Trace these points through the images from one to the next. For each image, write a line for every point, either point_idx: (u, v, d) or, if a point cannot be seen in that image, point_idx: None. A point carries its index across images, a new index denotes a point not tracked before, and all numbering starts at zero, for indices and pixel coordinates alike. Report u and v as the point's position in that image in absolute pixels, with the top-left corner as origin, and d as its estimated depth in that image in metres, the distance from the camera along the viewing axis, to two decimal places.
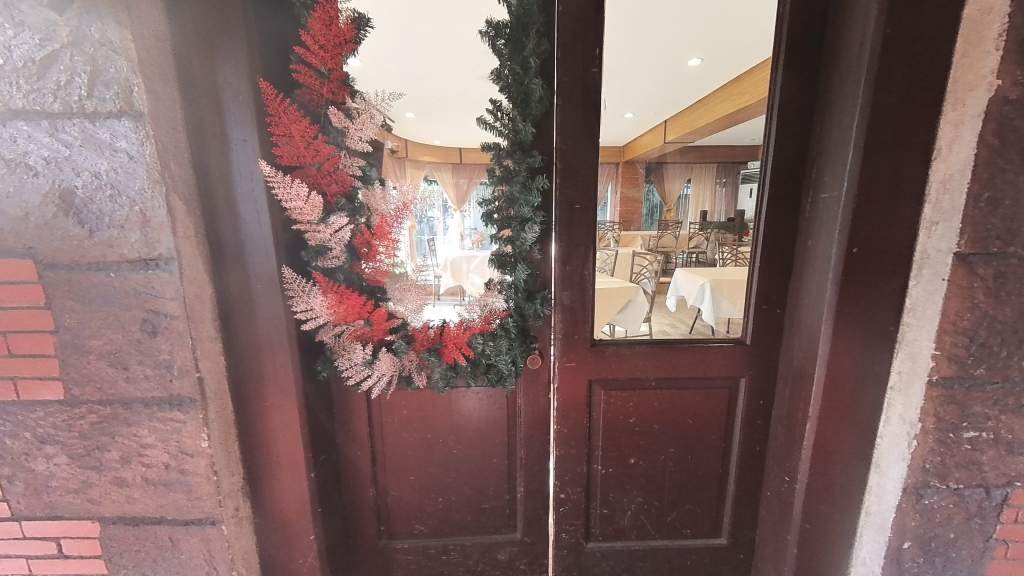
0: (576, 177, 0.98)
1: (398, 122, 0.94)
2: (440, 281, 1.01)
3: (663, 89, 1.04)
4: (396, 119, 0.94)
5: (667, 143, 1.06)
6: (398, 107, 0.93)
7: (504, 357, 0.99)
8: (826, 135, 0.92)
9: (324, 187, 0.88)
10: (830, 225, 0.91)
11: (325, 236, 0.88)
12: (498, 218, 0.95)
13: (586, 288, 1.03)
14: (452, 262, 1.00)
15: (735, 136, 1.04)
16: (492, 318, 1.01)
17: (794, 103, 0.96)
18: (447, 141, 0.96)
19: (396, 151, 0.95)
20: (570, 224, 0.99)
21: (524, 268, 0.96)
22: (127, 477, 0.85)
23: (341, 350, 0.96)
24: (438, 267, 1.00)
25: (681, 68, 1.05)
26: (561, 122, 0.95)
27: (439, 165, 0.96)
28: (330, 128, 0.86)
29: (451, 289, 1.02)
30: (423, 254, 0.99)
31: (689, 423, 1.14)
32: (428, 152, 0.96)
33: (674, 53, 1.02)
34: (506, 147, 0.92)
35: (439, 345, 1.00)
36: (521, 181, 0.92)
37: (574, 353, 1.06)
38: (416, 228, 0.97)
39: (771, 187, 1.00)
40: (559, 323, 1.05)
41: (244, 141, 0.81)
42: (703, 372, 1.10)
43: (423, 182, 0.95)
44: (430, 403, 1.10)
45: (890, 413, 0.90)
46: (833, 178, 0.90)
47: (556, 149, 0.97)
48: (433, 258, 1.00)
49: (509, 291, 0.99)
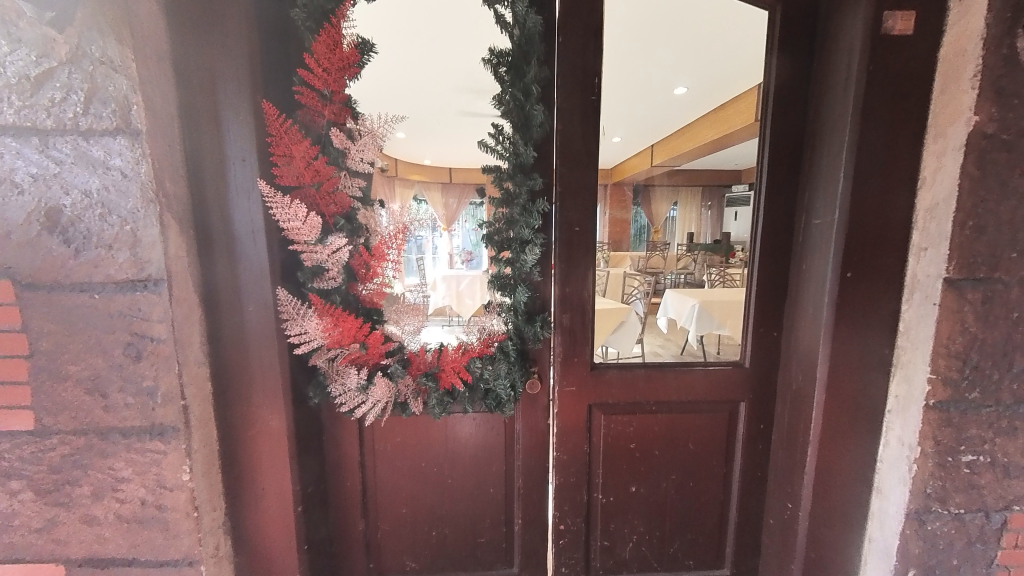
0: (577, 200, 0.99)
1: (389, 141, 0.91)
2: (429, 300, 0.99)
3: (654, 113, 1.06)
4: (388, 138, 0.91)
5: (655, 166, 1.08)
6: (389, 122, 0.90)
7: (503, 381, 0.97)
8: (815, 162, 0.96)
9: (323, 208, 0.87)
10: (824, 247, 0.93)
11: (322, 256, 0.86)
12: (497, 239, 0.95)
13: (586, 309, 1.02)
14: (444, 280, 0.99)
15: (724, 158, 1.05)
16: (491, 341, 0.99)
17: (784, 131, 0.99)
18: (437, 161, 0.97)
19: (385, 170, 0.93)
20: (571, 245, 1.00)
21: (524, 290, 0.95)
22: (98, 514, 0.79)
23: (334, 375, 0.92)
24: (424, 286, 0.98)
25: (666, 95, 1.07)
26: (561, 147, 0.97)
27: (429, 184, 0.96)
28: (330, 149, 0.86)
29: (439, 308, 1.00)
30: (416, 276, 0.98)
31: (691, 449, 1.11)
32: (418, 170, 0.96)
33: (659, 78, 1.04)
34: (506, 169, 0.93)
35: (436, 369, 0.98)
36: (522, 204, 0.92)
37: (573, 376, 1.05)
38: (405, 248, 0.95)
39: (766, 210, 1.02)
40: (558, 345, 1.03)
41: (243, 160, 0.80)
42: (704, 395, 1.09)
43: (412, 201, 0.94)
44: (425, 429, 1.05)
45: (889, 436, 0.92)
46: (825, 204, 0.93)
47: (556, 173, 0.98)
48: (422, 278, 0.98)
49: (509, 312, 0.98)
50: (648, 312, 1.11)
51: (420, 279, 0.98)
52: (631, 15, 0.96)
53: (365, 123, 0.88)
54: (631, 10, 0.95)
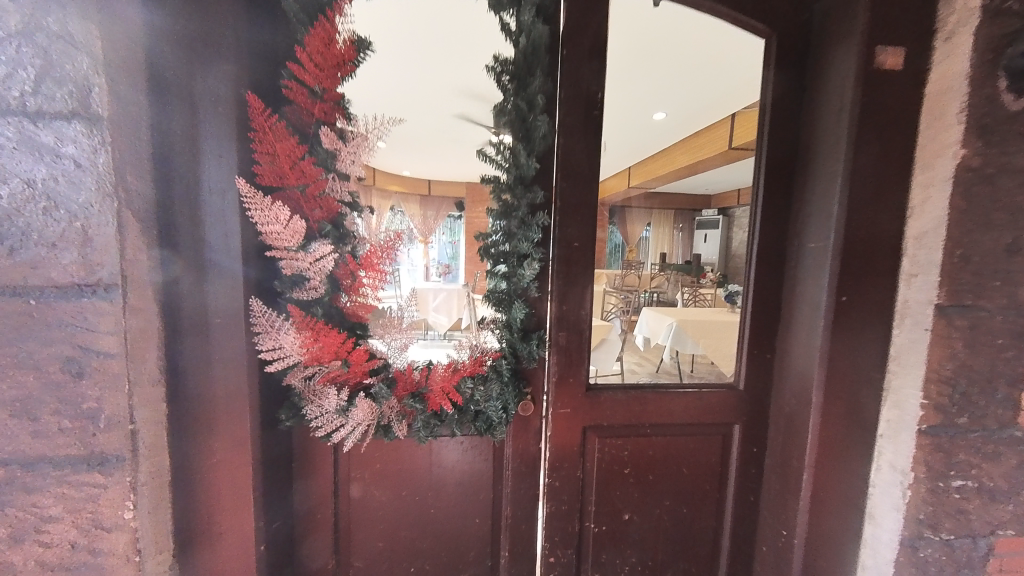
0: (576, 216, 0.96)
1: (371, 147, 0.84)
2: (400, 310, 0.90)
3: (636, 134, 1.03)
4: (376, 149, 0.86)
5: (632, 188, 1.04)
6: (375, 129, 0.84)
7: (495, 402, 0.91)
8: (807, 188, 0.98)
9: (307, 211, 0.80)
10: (818, 271, 0.94)
11: (304, 264, 0.79)
12: (496, 253, 0.91)
13: (583, 329, 0.99)
14: (417, 293, 0.91)
15: (693, 184, 1.12)
16: (484, 359, 0.94)
17: (778, 157, 1.02)
18: (417, 173, 0.92)
19: (363, 179, 0.86)
20: (569, 261, 0.97)
21: (520, 307, 0.90)
22: (14, 563, 0.66)
23: (310, 396, 0.82)
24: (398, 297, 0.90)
25: (646, 117, 1.04)
26: (562, 160, 0.94)
27: (407, 196, 0.90)
28: (317, 149, 0.79)
29: (416, 322, 0.92)
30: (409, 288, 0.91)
31: (684, 473, 1.07)
32: (396, 182, 0.90)
33: (642, 99, 1.02)
34: (506, 181, 0.89)
35: (425, 390, 0.90)
36: (521, 217, 0.88)
37: (567, 398, 1.00)
38: (393, 263, 0.88)
39: (760, 234, 1.03)
40: (553, 364, 0.99)
41: (219, 156, 0.73)
42: (698, 418, 1.05)
43: (388, 212, 0.88)
44: (407, 454, 0.97)
45: (881, 461, 0.90)
46: (818, 229, 0.95)
47: (556, 186, 0.95)
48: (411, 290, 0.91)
49: (503, 330, 0.93)
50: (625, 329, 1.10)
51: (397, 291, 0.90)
52: (633, 34, 0.97)
53: (353, 133, 0.82)
54: (633, 31, 0.97)
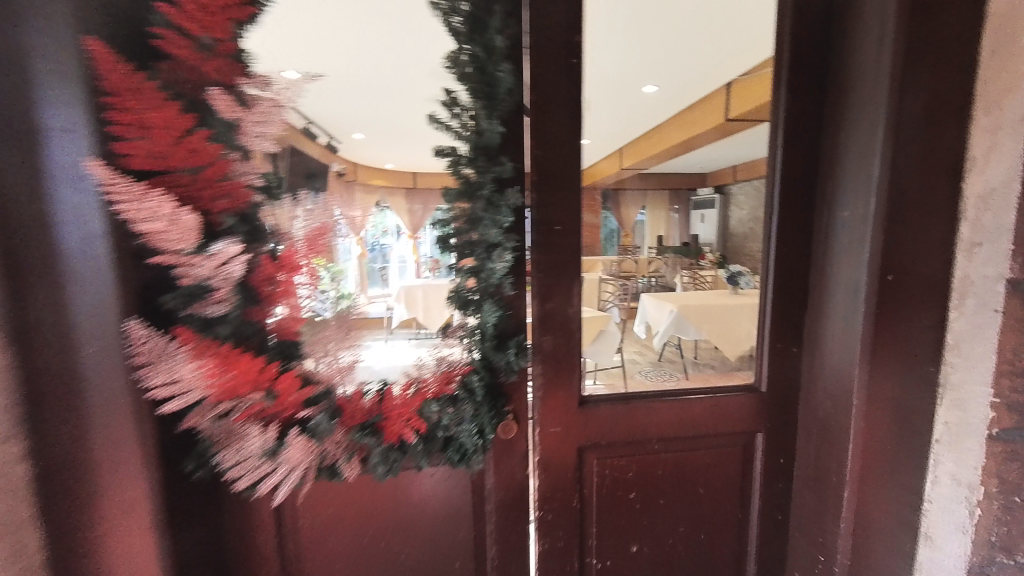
0: (557, 193, 0.78)
1: (345, 144, 0.71)
2: (391, 314, 0.78)
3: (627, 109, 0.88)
4: (341, 139, 0.71)
5: (626, 169, 0.86)
6: (346, 122, 0.72)
7: (467, 427, 0.74)
8: (839, 144, 0.80)
9: (207, 202, 0.61)
10: (856, 246, 0.75)
11: (205, 269, 0.61)
12: (457, 243, 0.72)
13: (572, 331, 0.81)
14: (406, 293, 0.77)
15: (690, 161, 0.94)
16: (452, 376, 0.76)
17: (802, 110, 0.83)
18: (405, 165, 0.74)
19: (343, 174, 0.71)
20: (552, 249, 0.79)
21: (491, 307, 0.74)
22: None
23: (226, 438, 0.65)
24: (388, 298, 0.77)
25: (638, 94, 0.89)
26: (534, 124, 0.76)
27: (393, 190, 0.74)
28: (213, 119, 0.60)
29: (405, 320, 0.78)
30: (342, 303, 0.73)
31: (700, 493, 0.90)
32: (381, 175, 0.73)
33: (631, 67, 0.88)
34: (466, 152, 0.70)
35: (378, 419, 0.72)
36: (487, 197, 0.70)
37: (556, 414, 0.83)
38: (367, 255, 0.74)
39: (780, 205, 0.84)
40: (538, 375, 0.82)
41: (65, 131, 0.53)
42: (712, 427, 0.88)
43: (373, 209, 0.73)
44: (367, 493, 0.80)
45: (937, 472, 0.74)
46: (854, 194, 0.76)
47: (531, 157, 0.77)
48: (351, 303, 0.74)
49: (472, 337, 0.76)
50: (625, 317, 0.90)
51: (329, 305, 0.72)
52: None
53: (319, 131, 0.69)
54: None
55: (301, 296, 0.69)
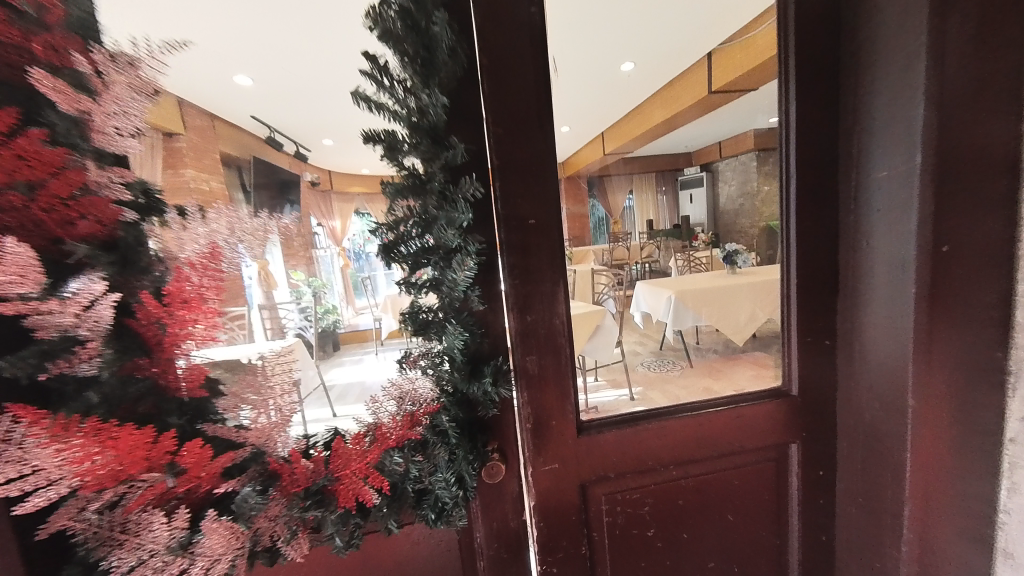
0: (525, 178, 0.63)
1: (314, 151, 0.61)
2: (380, 325, 0.64)
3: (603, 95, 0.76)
4: (311, 147, 0.60)
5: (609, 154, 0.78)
6: (314, 127, 0.60)
7: (442, 477, 0.58)
8: (867, 91, 0.63)
9: (58, 229, 0.46)
10: (903, 212, 0.60)
11: (65, 317, 0.44)
12: (408, 252, 0.57)
13: (561, 346, 0.67)
14: (391, 300, 0.62)
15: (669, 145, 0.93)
16: (417, 418, 0.62)
17: (816, 50, 0.65)
18: (379, 172, 0.59)
19: (317, 184, 0.61)
20: (527, 248, 0.64)
21: (456, 330, 0.58)
22: None
23: (118, 536, 0.49)
24: (376, 309, 0.63)
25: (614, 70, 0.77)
26: (491, 94, 0.60)
27: (374, 194, 0.60)
28: (47, 112, 0.44)
29: (395, 331, 0.63)
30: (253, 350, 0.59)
31: (730, 521, 0.75)
32: (359, 181, 0.61)
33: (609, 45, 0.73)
34: (406, 135, 0.55)
35: (327, 480, 0.58)
36: (439, 189, 0.56)
37: (552, 448, 0.68)
38: (351, 265, 0.62)
39: (800, 172, 0.68)
40: (526, 404, 0.67)
41: None
42: (738, 443, 0.73)
43: (353, 218, 0.61)
44: (330, 563, 0.66)
45: (1017, 479, 0.60)
46: (890, 149, 0.61)
47: (490, 136, 0.61)
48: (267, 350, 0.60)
49: (439, 369, 0.60)
50: (621, 308, 0.79)
51: (237, 350, 0.58)
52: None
53: (284, 139, 0.60)
54: None
55: (281, 311, 0.61)
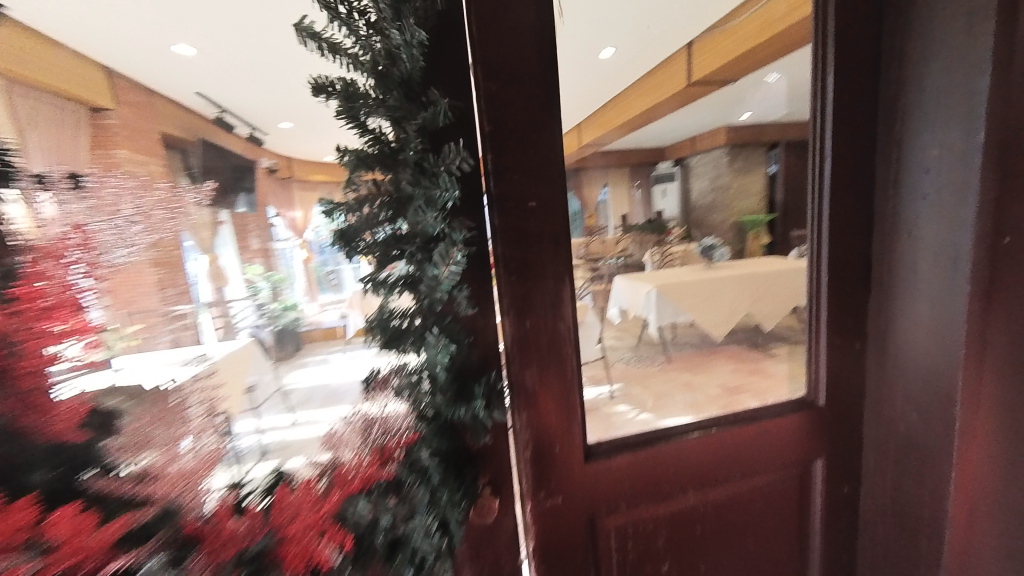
0: (522, 150, 0.50)
1: (271, 136, 0.50)
2: (347, 323, 0.53)
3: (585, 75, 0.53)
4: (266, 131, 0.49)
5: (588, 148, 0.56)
6: (270, 104, 0.49)
7: (420, 526, 0.45)
8: (916, 58, 0.54)
9: None
10: (958, 197, 0.52)
11: None
12: (375, 241, 0.44)
13: (566, 356, 0.55)
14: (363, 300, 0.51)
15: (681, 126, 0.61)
16: (390, 453, 0.48)
17: (856, 5, 0.56)
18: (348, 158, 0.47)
19: (274, 172, 0.50)
20: (525, 236, 0.52)
21: (439, 342, 0.45)
22: None
23: None
24: (341, 305, 0.52)
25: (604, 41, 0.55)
26: (479, 40, 0.48)
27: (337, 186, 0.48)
28: None
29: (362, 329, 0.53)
30: (196, 352, 0.47)
31: (750, 548, 0.67)
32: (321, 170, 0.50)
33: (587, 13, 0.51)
34: (371, 87, 0.42)
35: (267, 540, 0.41)
36: (416, 159, 0.43)
37: (554, 478, 0.57)
38: (315, 258, 0.51)
39: (836, 152, 0.59)
40: (523, 426, 0.55)
41: None
42: (761, 461, 0.65)
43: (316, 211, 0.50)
44: None
45: None
46: (942, 125, 0.53)
47: (477, 94, 0.49)
48: (208, 356, 0.48)
49: (415, 391, 0.48)
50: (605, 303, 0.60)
51: (145, 361, 0.44)
52: None
53: (235, 120, 0.48)
54: None
55: (233, 309, 0.49)
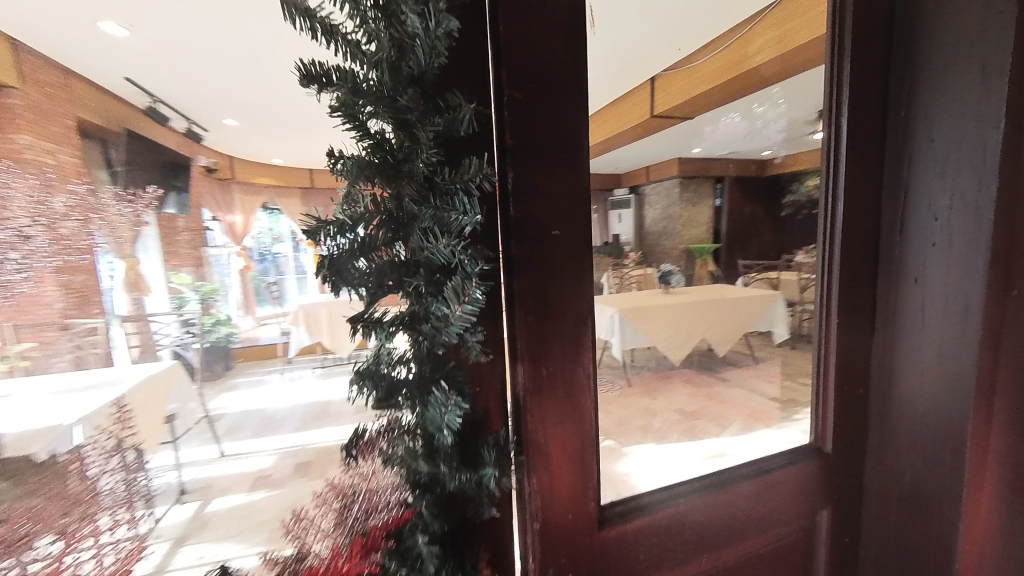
0: (546, 170, 0.44)
1: (212, 131, 0.49)
2: (288, 340, 0.62)
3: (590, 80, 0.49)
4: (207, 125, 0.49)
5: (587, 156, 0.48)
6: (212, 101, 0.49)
7: None
8: (926, 109, 0.55)
9: None
10: (968, 248, 0.52)
11: None
12: (370, 270, 0.35)
13: (583, 407, 0.48)
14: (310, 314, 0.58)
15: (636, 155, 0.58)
16: (374, 542, 0.40)
17: (870, 51, 0.56)
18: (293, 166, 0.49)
19: (211, 168, 0.49)
20: (545, 270, 0.45)
21: (447, 400, 0.36)
22: None
23: None
24: (284, 320, 0.59)
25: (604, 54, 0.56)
26: (502, 40, 0.41)
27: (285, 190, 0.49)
28: None
29: (306, 346, 0.64)
30: (102, 375, 0.46)
31: None
32: (267, 172, 0.51)
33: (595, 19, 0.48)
34: (374, 75, 0.32)
35: None
36: (426, 171, 0.34)
37: (565, 552, 0.49)
38: (254, 268, 0.52)
39: (850, 197, 0.58)
40: (533, 492, 0.47)
41: None
42: (771, 517, 0.61)
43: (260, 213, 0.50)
44: None
45: None
46: (952, 177, 0.53)
47: (498, 102, 0.41)
48: (113, 381, 0.46)
49: (409, 461, 0.38)
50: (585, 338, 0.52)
51: (37, 387, 0.41)
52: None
53: (170, 112, 0.47)
54: None
55: (152, 325, 0.49)
